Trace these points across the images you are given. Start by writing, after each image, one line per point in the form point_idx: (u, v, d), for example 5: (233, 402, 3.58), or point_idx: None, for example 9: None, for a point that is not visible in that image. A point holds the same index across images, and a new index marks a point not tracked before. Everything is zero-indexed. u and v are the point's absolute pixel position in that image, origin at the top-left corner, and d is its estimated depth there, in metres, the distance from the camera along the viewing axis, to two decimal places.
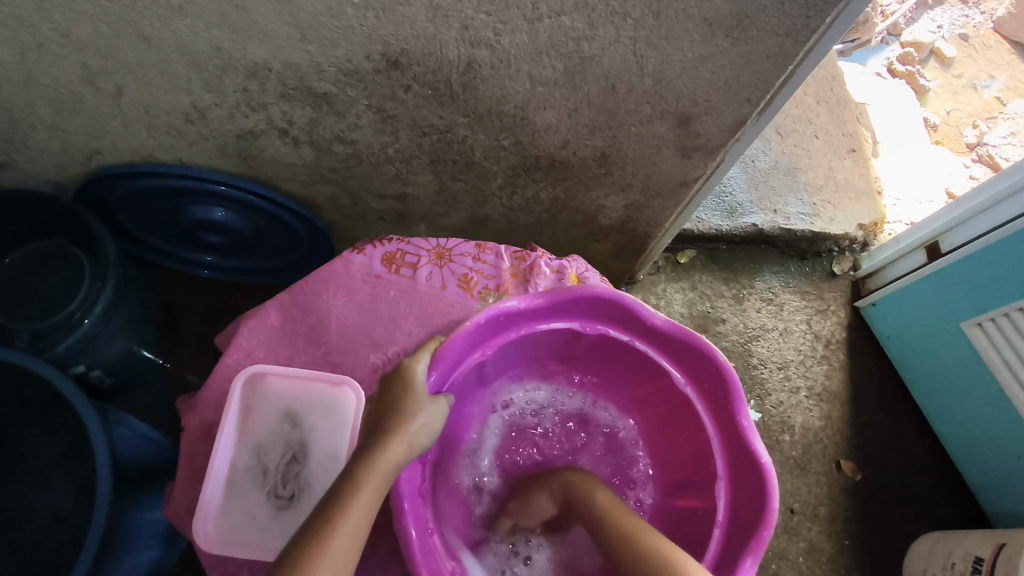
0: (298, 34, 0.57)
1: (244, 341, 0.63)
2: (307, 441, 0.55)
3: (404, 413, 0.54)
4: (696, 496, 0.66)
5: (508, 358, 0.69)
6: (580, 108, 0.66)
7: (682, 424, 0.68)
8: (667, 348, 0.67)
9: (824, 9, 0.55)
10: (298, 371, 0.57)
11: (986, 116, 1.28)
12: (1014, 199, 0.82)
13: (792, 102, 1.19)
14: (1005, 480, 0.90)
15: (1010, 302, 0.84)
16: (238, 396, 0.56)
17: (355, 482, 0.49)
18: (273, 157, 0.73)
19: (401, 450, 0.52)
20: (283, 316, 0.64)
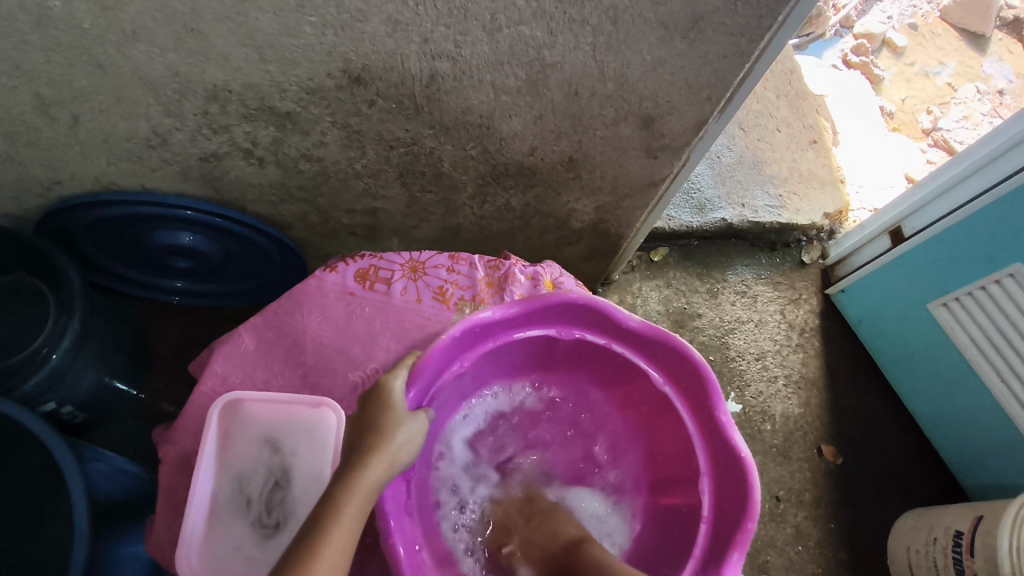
0: (256, 55, 0.55)
1: (218, 367, 0.63)
2: (288, 465, 0.55)
3: (384, 430, 0.51)
4: (679, 495, 0.64)
5: (483, 369, 0.66)
6: (545, 114, 0.64)
7: (662, 423, 0.66)
8: (643, 347, 0.64)
9: (776, 8, 0.52)
10: (276, 396, 0.57)
11: (939, 101, 1.52)
12: (966, 182, 0.91)
13: (754, 98, 1.30)
14: (975, 454, 1.02)
15: (974, 281, 0.93)
16: (215, 425, 0.56)
17: (339, 503, 0.46)
18: (238, 178, 0.72)
19: (382, 469, 0.49)
20: (257, 339, 0.65)
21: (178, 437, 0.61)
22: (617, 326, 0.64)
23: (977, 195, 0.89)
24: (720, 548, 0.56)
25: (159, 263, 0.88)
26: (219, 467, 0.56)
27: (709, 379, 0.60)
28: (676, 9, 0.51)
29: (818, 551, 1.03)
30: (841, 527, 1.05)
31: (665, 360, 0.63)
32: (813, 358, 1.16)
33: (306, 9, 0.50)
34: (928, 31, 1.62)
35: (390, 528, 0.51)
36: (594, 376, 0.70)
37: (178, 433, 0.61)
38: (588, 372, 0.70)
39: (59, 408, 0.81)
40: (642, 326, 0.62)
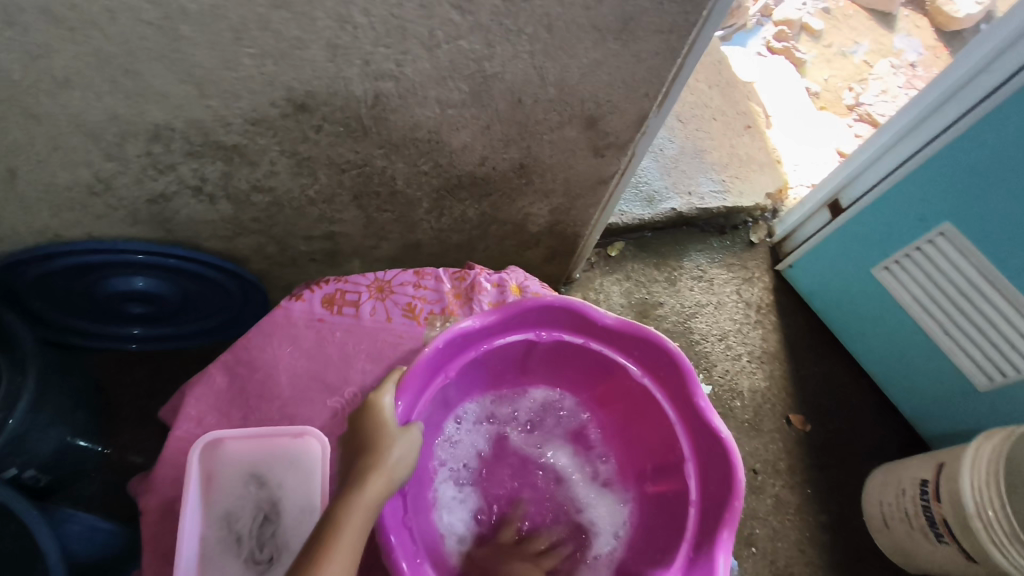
0: (196, 91, 0.54)
1: (192, 409, 0.62)
2: (277, 499, 0.55)
3: (379, 449, 0.50)
4: (667, 483, 0.65)
5: (465, 381, 0.67)
6: (491, 124, 0.66)
7: (644, 415, 0.68)
8: (618, 343, 0.66)
9: (698, 4, 0.55)
10: (256, 430, 0.56)
11: (859, 79, 1.61)
12: (901, 145, 0.95)
13: (688, 90, 1.35)
14: (931, 405, 1.08)
15: (916, 241, 0.97)
16: (197, 467, 0.55)
17: (336, 522, 0.45)
18: (189, 216, 0.71)
19: (380, 487, 0.48)
20: (228, 376, 0.64)
21: (157, 486, 0.59)
22: (591, 325, 0.65)
23: (914, 156, 0.93)
24: (712, 528, 0.57)
25: (113, 310, 0.86)
26: (205, 509, 0.54)
27: (685, 367, 0.62)
28: (606, 12, 0.54)
29: (798, 517, 1.07)
30: (817, 491, 1.09)
31: (641, 353, 0.65)
32: (773, 333, 1.20)
33: (244, 41, 0.50)
34: (841, 13, 1.71)
35: (395, 550, 0.52)
36: (574, 378, 0.72)
37: (157, 481, 0.59)
38: (567, 374, 0.72)
39: (24, 472, 0.77)
40: (616, 322, 0.64)
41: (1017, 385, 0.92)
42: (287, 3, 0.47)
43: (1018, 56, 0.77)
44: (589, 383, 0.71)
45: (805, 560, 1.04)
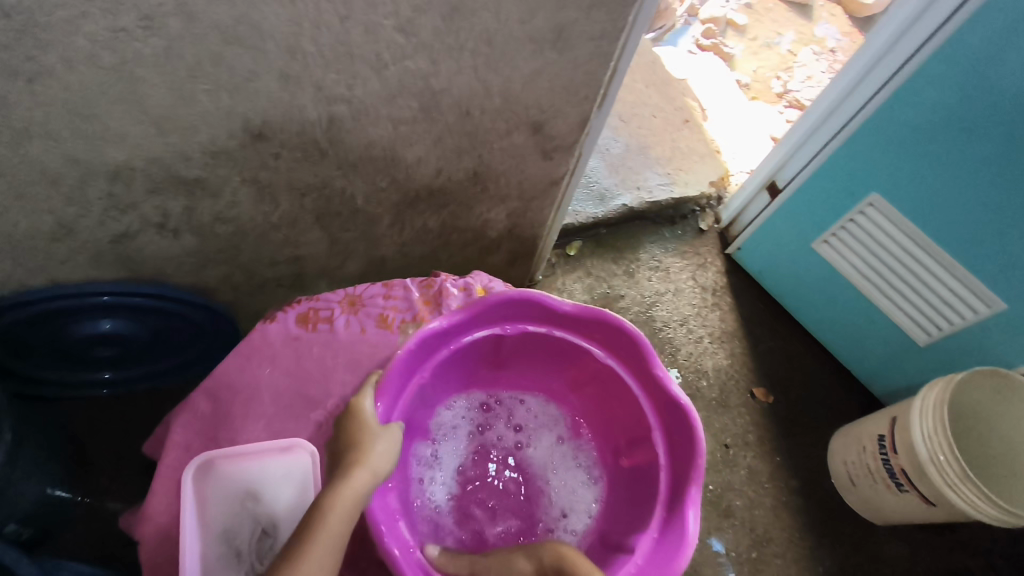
0: (155, 129, 0.56)
1: (179, 436, 0.63)
2: (272, 513, 0.56)
3: (363, 445, 0.54)
4: (638, 454, 0.69)
5: (440, 380, 0.69)
6: (443, 137, 0.69)
7: (611, 393, 0.71)
8: (581, 328, 0.70)
9: (625, 11, 0.59)
10: (246, 445, 0.58)
11: (784, 68, 1.71)
12: (824, 126, 1.03)
13: (626, 91, 1.41)
14: (881, 364, 1.15)
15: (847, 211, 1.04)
16: (191, 490, 0.57)
17: (322, 510, 0.48)
18: (155, 252, 0.73)
19: (365, 479, 0.51)
20: (212, 402, 0.66)
21: (152, 514, 0.60)
22: (552, 314, 0.69)
23: (837, 135, 1.00)
24: (681, 489, 0.61)
25: (81, 354, 0.86)
26: (202, 528, 0.55)
27: (644, 345, 0.66)
28: (540, 24, 0.57)
29: (771, 484, 1.12)
30: (785, 458, 1.15)
31: (603, 336, 0.69)
32: (730, 312, 1.26)
33: (199, 77, 0.52)
34: (762, 7, 1.82)
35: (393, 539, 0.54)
36: (543, 366, 0.75)
37: (151, 509, 0.60)
38: (537, 364, 0.75)
39: (4, 528, 0.76)
40: (576, 310, 0.68)
41: (954, 335, 1.00)
42: (239, 39, 0.50)
43: (915, 38, 0.84)
44: (559, 370, 0.75)
45: (781, 525, 1.09)
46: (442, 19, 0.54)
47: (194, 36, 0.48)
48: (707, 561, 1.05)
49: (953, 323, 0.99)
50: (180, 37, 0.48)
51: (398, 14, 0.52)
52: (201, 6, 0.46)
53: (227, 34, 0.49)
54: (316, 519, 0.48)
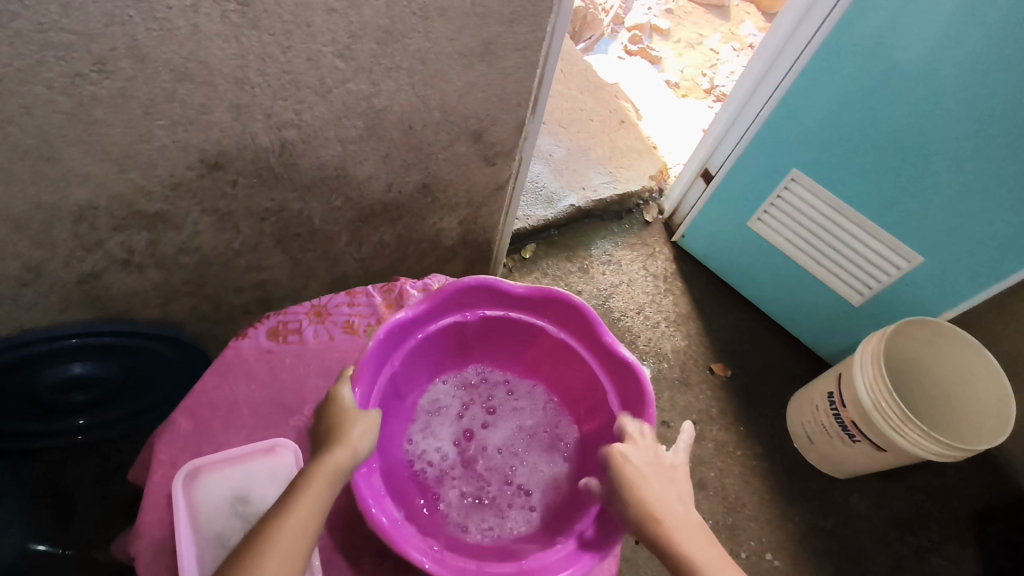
0: (115, 167, 0.59)
1: (164, 454, 0.66)
2: (261, 509, 0.62)
3: (343, 428, 0.58)
4: (599, 418, 0.74)
5: (409, 369, 0.74)
6: (390, 152, 0.74)
7: (569, 365, 0.76)
8: (534, 308, 0.75)
9: (543, 22, 0.65)
10: (228, 452, 0.64)
11: (709, 66, 1.82)
12: (744, 113, 1.11)
13: (563, 99, 1.49)
14: (825, 328, 1.23)
15: (774, 186, 1.12)
16: (183, 497, 0.62)
17: (301, 485, 0.52)
18: (121, 289, 0.76)
19: (346, 457, 0.55)
20: (192, 420, 0.68)
21: (145, 530, 0.62)
22: (507, 297, 0.74)
23: (755, 119, 1.09)
24: None
25: (54, 402, 0.87)
26: (194, 536, 0.61)
27: (593, 316, 0.72)
28: (468, 40, 0.63)
29: (737, 452, 1.18)
30: (748, 426, 1.21)
31: (554, 313, 0.74)
32: (682, 295, 1.34)
33: (154, 114, 0.56)
34: (682, 12, 1.96)
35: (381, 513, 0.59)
36: (505, 349, 0.80)
37: (144, 526, 0.62)
38: (499, 346, 0.80)
39: None
40: (528, 290, 0.73)
41: (882, 293, 1.08)
42: (189, 76, 0.54)
43: (808, 27, 0.93)
44: (519, 349, 0.80)
45: (751, 489, 1.15)
46: (377, 43, 0.59)
47: (147, 76, 0.52)
48: None
49: (880, 282, 1.07)
50: (134, 79, 0.52)
51: (336, 41, 0.57)
52: (152, 48, 0.50)
53: (178, 73, 0.53)
54: (301, 486, 0.52)
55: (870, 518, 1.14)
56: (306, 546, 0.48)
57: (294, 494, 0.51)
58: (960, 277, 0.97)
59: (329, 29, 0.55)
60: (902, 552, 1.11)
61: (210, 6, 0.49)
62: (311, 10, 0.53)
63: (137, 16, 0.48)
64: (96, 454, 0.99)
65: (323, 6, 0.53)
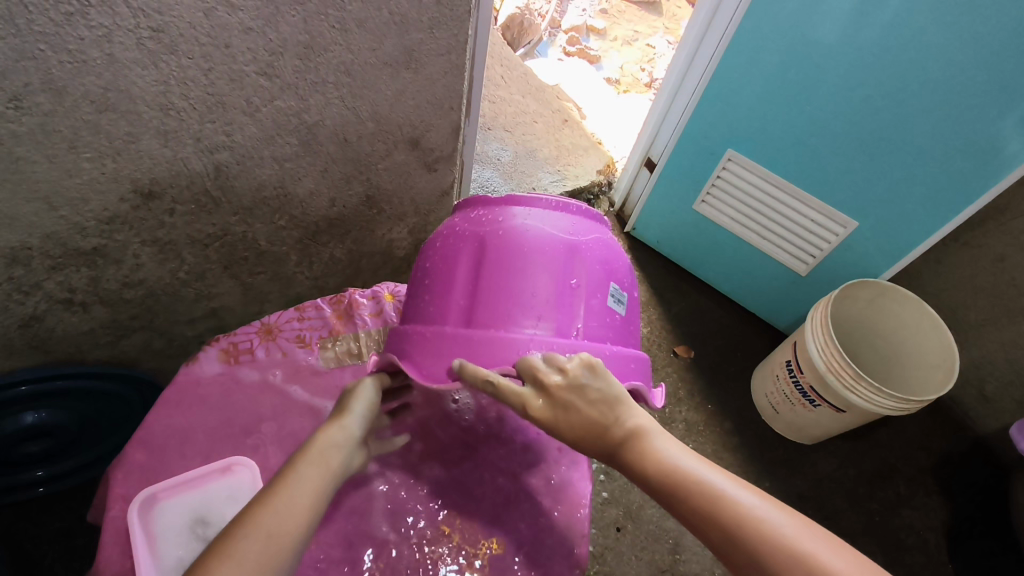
0: (45, 205, 0.59)
1: (121, 489, 0.69)
2: (217, 524, 0.68)
3: (346, 408, 0.61)
4: (456, 341, 0.61)
5: None
6: (328, 167, 0.74)
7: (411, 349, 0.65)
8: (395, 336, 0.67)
9: (463, 26, 0.67)
10: (182, 477, 0.70)
11: (647, 60, 1.87)
12: (679, 96, 1.14)
13: (506, 103, 1.50)
14: (779, 302, 1.27)
15: (723, 159, 1.13)
16: (139, 521, 0.66)
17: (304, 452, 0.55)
18: (66, 331, 0.75)
19: (337, 431, 0.58)
20: (148, 451, 0.71)
21: (105, 566, 0.65)
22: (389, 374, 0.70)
23: (689, 104, 1.11)
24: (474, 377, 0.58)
25: (9, 456, 0.85)
26: (155, 562, 0.65)
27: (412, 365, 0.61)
28: (392, 49, 0.64)
29: (707, 430, 1.20)
30: (715, 403, 1.23)
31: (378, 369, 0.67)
32: (640, 284, 1.37)
33: (79, 148, 0.56)
34: (616, 11, 2.02)
35: (513, 480, 0.79)
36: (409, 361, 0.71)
37: (104, 562, 0.65)
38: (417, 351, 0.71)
39: None
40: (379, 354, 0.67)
41: (823, 262, 1.13)
42: (110, 105, 0.54)
43: (726, 11, 0.97)
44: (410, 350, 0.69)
45: (724, 464, 1.16)
46: (299, 58, 0.60)
47: (67, 110, 0.52)
48: (665, 513, 1.09)
49: (822, 250, 1.11)
50: (54, 113, 0.52)
51: (257, 59, 0.57)
52: (69, 80, 0.50)
53: (99, 103, 0.53)
54: (300, 455, 0.55)
55: (838, 479, 1.17)
56: (310, 512, 0.50)
57: (297, 461, 0.54)
58: (895, 239, 1.01)
59: (249, 49, 0.56)
60: (873, 507, 1.14)
61: (124, 35, 0.49)
62: (228, 31, 0.53)
63: (50, 50, 0.48)
64: (56, 508, 0.96)
65: (239, 26, 0.54)
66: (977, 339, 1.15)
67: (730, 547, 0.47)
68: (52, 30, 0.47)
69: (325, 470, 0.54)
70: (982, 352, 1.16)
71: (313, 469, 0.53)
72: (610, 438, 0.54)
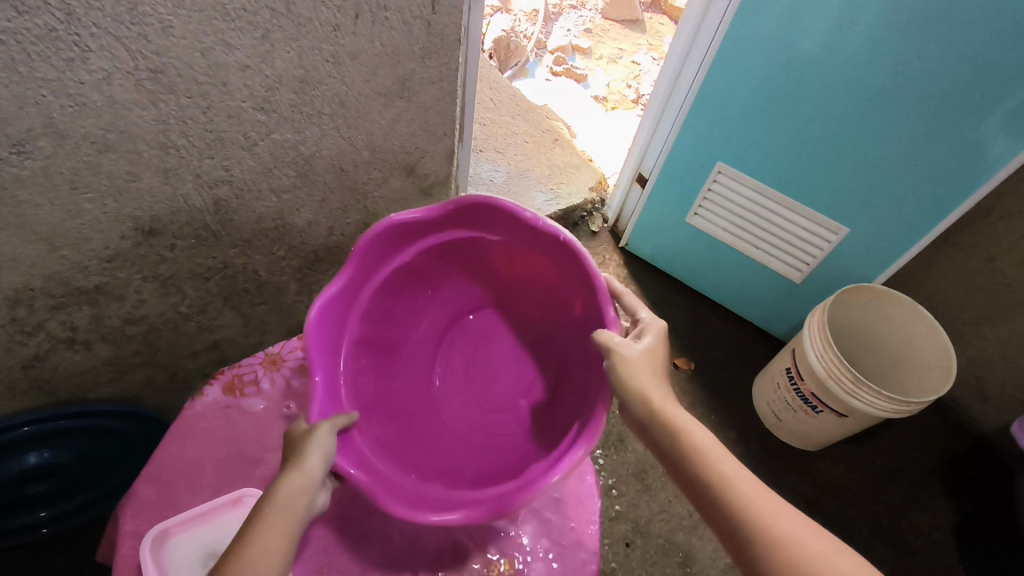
0: (47, 246, 0.59)
1: (130, 526, 0.69)
2: None
3: (305, 448, 0.57)
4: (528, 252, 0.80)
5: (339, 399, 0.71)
6: (326, 197, 0.75)
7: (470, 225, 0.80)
8: (371, 263, 0.75)
9: (453, 54, 0.68)
10: (193, 511, 0.69)
11: (633, 77, 1.90)
12: (666, 111, 1.16)
13: (497, 125, 1.52)
14: (776, 311, 1.28)
15: (713, 171, 1.15)
16: (151, 558, 0.65)
17: (264, 506, 0.51)
18: (68, 370, 0.75)
19: (300, 476, 0.55)
20: (156, 486, 0.72)
21: None
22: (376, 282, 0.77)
23: (677, 118, 1.14)
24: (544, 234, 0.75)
25: (14, 497, 0.84)
26: None
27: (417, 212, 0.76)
28: (385, 80, 0.65)
29: None
30: (718, 413, 1.24)
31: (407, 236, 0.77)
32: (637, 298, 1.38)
33: (80, 189, 0.56)
34: (601, 30, 2.07)
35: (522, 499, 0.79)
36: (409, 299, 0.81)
37: None
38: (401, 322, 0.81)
39: None
40: (352, 255, 0.73)
41: (817, 268, 1.14)
42: (111, 146, 0.55)
43: (708, 27, 0.99)
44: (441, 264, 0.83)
45: None
46: (295, 92, 0.61)
47: (69, 152, 0.53)
48: (674, 526, 1.09)
49: (815, 257, 1.12)
50: (55, 156, 0.53)
51: (254, 96, 0.58)
52: (69, 123, 0.51)
53: (100, 145, 0.54)
54: (263, 508, 0.51)
55: (844, 484, 1.17)
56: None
57: (258, 516, 0.51)
58: (886, 244, 1.02)
59: (246, 86, 0.57)
60: (879, 511, 1.14)
61: (124, 77, 0.50)
62: (225, 69, 0.55)
63: (50, 95, 0.49)
64: (61, 549, 0.95)
65: (236, 64, 0.55)
66: (973, 338, 1.16)
67: (761, 512, 0.50)
68: (53, 76, 0.48)
69: (289, 521, 0.51)
70: (978, 351, 1.17)
71: (276, 526, 0.50)
72: (662, 396, 0.60)
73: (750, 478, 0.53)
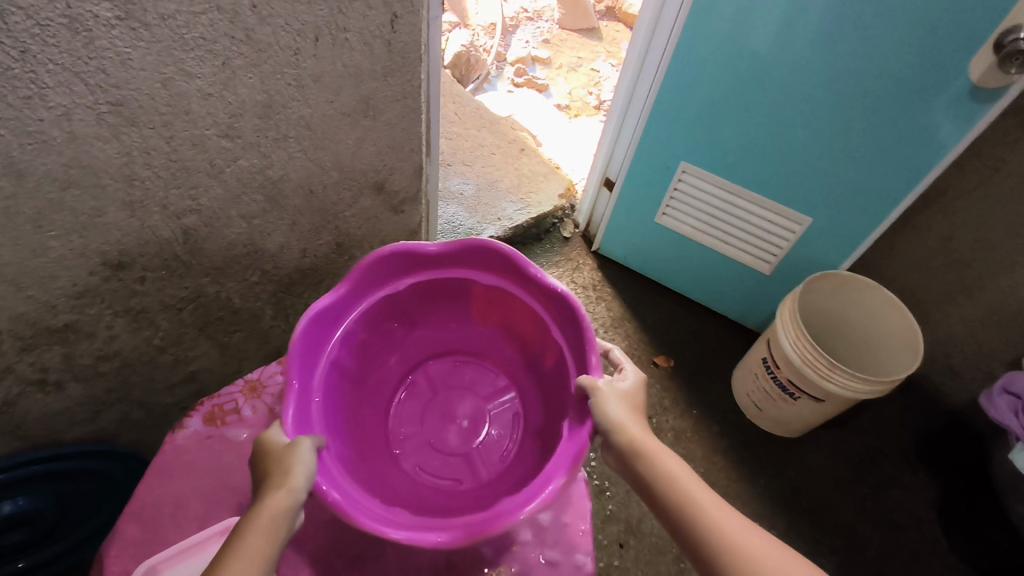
0: (12, 287, 0.58)
1: (115, 566, 0.67)
2: None
3: (284, 466, 0.56)
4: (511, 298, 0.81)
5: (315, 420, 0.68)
6: (297, 219, 0.75)
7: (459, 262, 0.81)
8: (365, 284, 0.76)
9: (415, 71, 0.69)
10: (181, 545, 0.67)
11: (593, 84, 1.93)
12: (628, 115, 1.18)
13: (463, 138, 1.54)
14: (749, 303, 1.31)
15: (678, 171, 1.17)
16: None
17: (243, 532, 0.51)
18: (40, 413, 0.73)
19: (282, 496, 0.53)
20: (140, 523, 0.70)
21: None
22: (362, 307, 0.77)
23: (639, 121, 1.16)
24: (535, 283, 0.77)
25: None
26: None
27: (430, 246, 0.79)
28: (348, 100, 0.66)
29: (695, 435, 1.21)
30: (700, 407, 1.26)
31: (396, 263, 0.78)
32: (614, 300, 1.40)
33: (45, 227, 0.56)
34: (558, 40, 2.10)
35: None
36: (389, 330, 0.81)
37: None
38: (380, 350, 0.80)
39: None
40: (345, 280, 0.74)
41: (785, 259, 1.17)
42: (74, 182, 0.54)
43: (663, 31, 1.02)
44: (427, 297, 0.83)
45: (715, 467, 1.18)
46: (259, 117, 0.61)
47: (31, 190, 0.52)
48: None
49: (782, 248, 1.15)
50: (18, 195, 0.52)
51: (217, 123, 0.58)
52: (30, 161, 0.50)
53: (63, 181, 0.53)
54: (242, 534, 0.51)
55: (827, 467, 1.19)
56: None
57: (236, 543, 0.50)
58: (848, 231, 1.06)
59: (209, 113, 0.57)
60: (862, 491, 1.17)
61: (84, 111, 0.50)
62: (186, 98, 0.55)
63: (10, 134, 0.48)
64: None
65: (198, 93, 0.55)
66: (937, 316, 1.20)
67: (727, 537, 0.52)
68: (10, 114, 0.47)
69: (269, 545, 0.51)
70: (943, 329, 1.21)
71: (254, 553, 0.50)
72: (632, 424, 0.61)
73: (715, 502, 0.55)
